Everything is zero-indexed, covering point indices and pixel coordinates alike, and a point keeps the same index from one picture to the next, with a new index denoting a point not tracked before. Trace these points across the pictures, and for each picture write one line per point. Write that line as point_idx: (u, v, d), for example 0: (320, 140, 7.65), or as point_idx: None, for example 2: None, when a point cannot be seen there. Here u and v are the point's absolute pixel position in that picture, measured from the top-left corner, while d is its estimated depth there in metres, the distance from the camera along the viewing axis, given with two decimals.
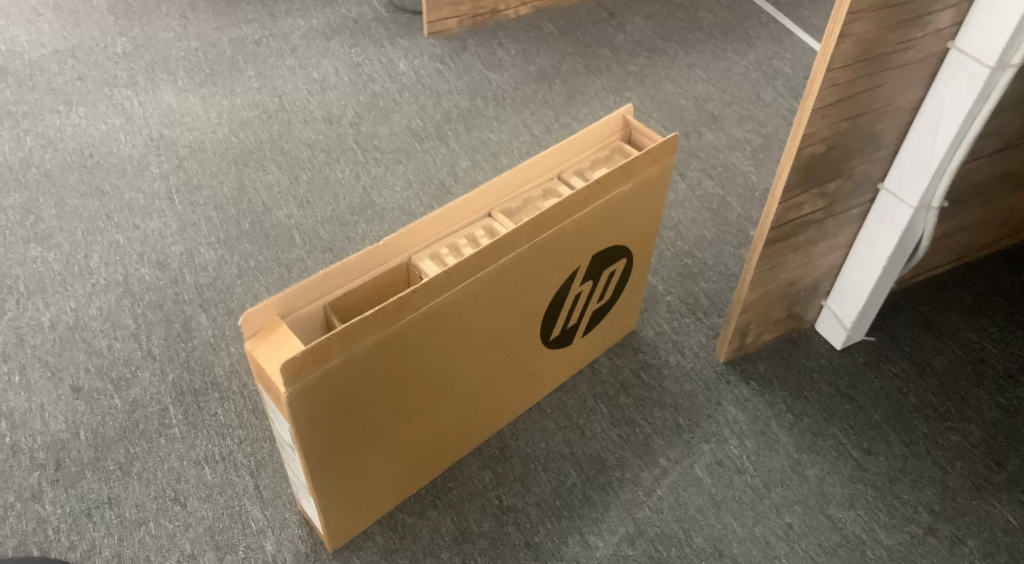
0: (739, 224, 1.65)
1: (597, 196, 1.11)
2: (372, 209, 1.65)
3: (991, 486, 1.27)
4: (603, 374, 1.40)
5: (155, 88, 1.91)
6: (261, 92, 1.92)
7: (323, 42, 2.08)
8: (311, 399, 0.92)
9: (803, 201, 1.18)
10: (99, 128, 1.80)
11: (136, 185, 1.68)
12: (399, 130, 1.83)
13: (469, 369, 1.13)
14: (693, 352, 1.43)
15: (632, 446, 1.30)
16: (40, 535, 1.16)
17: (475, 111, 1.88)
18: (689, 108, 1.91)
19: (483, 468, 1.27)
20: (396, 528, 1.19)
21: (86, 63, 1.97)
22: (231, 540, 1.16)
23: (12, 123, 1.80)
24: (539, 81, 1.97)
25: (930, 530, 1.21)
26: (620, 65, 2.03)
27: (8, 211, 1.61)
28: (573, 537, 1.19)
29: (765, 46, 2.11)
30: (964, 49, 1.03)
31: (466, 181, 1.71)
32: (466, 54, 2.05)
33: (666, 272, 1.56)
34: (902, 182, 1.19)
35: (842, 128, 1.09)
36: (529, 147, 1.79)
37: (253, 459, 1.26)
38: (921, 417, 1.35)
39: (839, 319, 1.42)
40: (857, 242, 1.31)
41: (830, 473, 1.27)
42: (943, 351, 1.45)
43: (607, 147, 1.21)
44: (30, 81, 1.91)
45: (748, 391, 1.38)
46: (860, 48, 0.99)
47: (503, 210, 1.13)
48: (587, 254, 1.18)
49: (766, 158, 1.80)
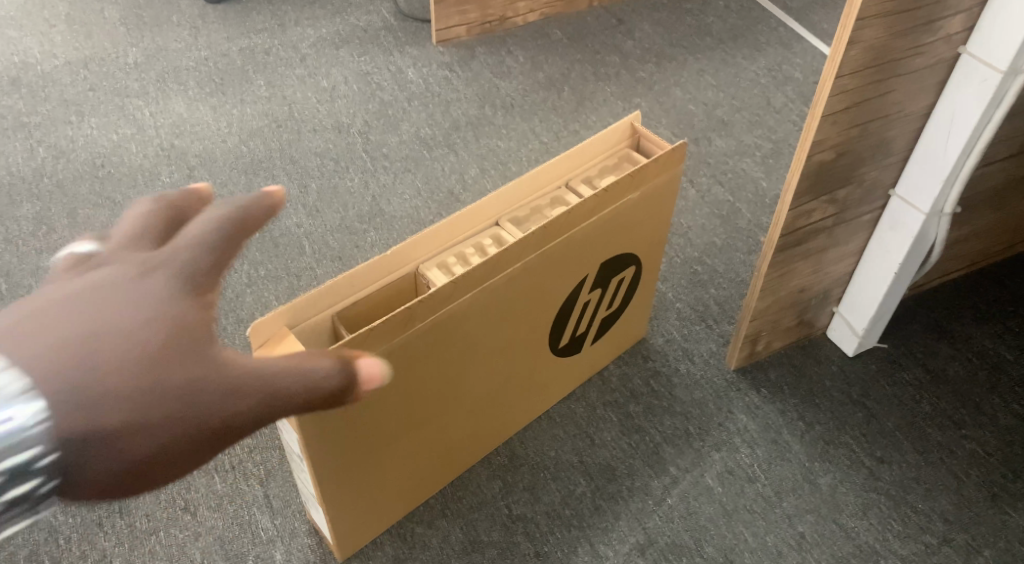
0: (749, 230, 1.64)
1: (606, 205, 1.11)
2: (381, 217, 1.65)
3: (1007, 496, 1.25)
4: (612, 382, 1.39)
5: (166, 98, 1.93)
6: (270, 101, 1.93)
7: (333, 51, 2.09)
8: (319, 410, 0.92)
9: (812, 208, 1.17)
10: (111, 138, 1.82)
11: (148, 195, 1.69)
12: (408, 138, 1.84)
13: (478, 377, 1.13)
14: (704, 359, 1.42)
15: (642, 454, 1.29)
16: (52, 545, 1.17)
17: (483, 119, 1.89)
18: (698, 115, 1.90)
19: (492, 477, 1.26)
20: (405, 538, 1.19)
21: (98, 74, 1.99)
22: (241, 549, 1.17)
23: (25, 135, 1.82)
24: (548, 88, 1.97)
25: (945, 540, 1.20)
26: (629, 72, 2.02)
27: (20, 221, 1.63)
28: (583, 547, 1.18)
29: (774, 51, 2.10)
30: (976, 54, 1.02)
31: (475, 189, 1.71)
32: (475, 62, 2.05)
33: (676, 279, 1.55)
34: (914, 188, 1.18)
35: (851, 136, 1.08)
36: (538, 155, 1.79)
37: (263, 469, 1.27)
38: (935, 425, 1.34)
39: (851, 326, 1.41)
40: (869, 248, 1.31)
41: (842, 482, 1.26)
42: (957, 357, 1.43)
43: (615, 155, 1.21)
44: (43, 92, 1.93)
45: (759, 399, 1.37)
46: (869, 54, 0.98)
47: (511, 218, 1.13)
48: (595, 263, 1.18)
49: (776, 163, 1.79)
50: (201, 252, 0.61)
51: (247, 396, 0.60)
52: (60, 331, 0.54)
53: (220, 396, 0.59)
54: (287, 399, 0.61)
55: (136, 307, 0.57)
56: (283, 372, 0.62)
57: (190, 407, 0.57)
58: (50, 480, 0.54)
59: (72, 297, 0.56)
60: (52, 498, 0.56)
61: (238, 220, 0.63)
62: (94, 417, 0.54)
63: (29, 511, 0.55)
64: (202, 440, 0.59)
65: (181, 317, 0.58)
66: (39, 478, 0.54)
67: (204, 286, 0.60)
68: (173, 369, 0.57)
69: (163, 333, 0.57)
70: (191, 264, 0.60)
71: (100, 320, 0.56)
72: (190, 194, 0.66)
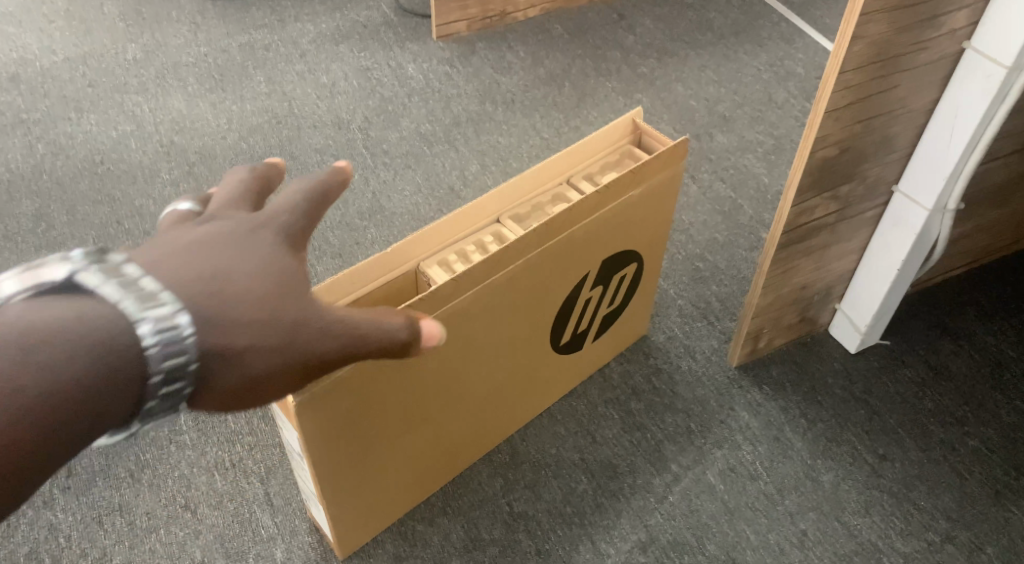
0: (751, 226, 1.64)
1: (607, 201, 1.10)
2: (381, 214, 1.65)
3: (1010, 493, 1.24)
4: (613, 379, 1.39)
5: (165, 94, 1.92)
6: (270, 97, 1.92)
7: (333, 46, 2.08)
8: (319, 408, 0.91)
9: (815, 204, 1.16)
10: (110, 134, 1.81)
11: (147, 192, 1.68)
12: (408, 134, 1.83)
13: (480, 375, 1.13)
14: (705, 356, 1.42)
15: (644, 452, 1.29)
16: (52, 543, 1.17)
17: (484, 115, 1.88)
18: (699, 110, 1.90)
19: (493, 475, 1.26)
20: (406, 535, 1.19)
21: (97, 70, 1.98)
22: (242, 547, 1.17)
23: (24, 131, 1.81)
24: (549, 84, 1.96)
25: (947, 537, 1.19)
26: (630, 67, 2.01)
27: (20, 218, 1.62)
28: (585, 545, 1.18)
29: (776, 47, 2.09)
30: (980, 49, 1.01)
31: (475, 186, 1.71)
32: (475, 57, 2.04)
33: (678, 276, 1.55)
34: (917, 184, 1.17)
35: (854, 132, 1.08)
36: (539, 151, 1.79)
37: (264, 466, 1.26)
38: (938, 422, 1.33)
39: (854, 322, 1.40)
40: (872, 244, 1.30)
41: (845, 479, 1.26)
42: (959, 354, 1.43)
43: (616, 151, 1.20)
44: (42, 88, 1.92)
45: (761, 396, 1.36)
46: (873, 49, 0.97)
47: (512, 215, 1.12)
48: (596, 260, 1.17)
49: (778, 159, 1.78)
50: (297, 212, 0.72)
51: (344, 332, 0.69)
52: (195, 265, 0.62)
53: (321, 332, 0.67)
54: (366, 342, 0.71)
55: (253, 252, 0.66)
56: (367, 318, 0.72)
57: (302, 336, 0.66)
58: (186, 388, 0.60)
59: (197, 243, 0.64)
60: (180, 406, 0.61)
61: (318, 198, 0.74)
62: (228, 335, 0.61)
63: (162, 415, 0.61)
64: (301, 369, 0.67)
65: (288, 263, 0.67)
66: (185, 382, 0.60)
67: (297, 243, 0.70)
68: (288, 302, 0.65)
69: (278, 273, 0.66)
70: (291, 222, 0.71)
71: (226, 260, 0.64)
72: (261, 171, 0.76)
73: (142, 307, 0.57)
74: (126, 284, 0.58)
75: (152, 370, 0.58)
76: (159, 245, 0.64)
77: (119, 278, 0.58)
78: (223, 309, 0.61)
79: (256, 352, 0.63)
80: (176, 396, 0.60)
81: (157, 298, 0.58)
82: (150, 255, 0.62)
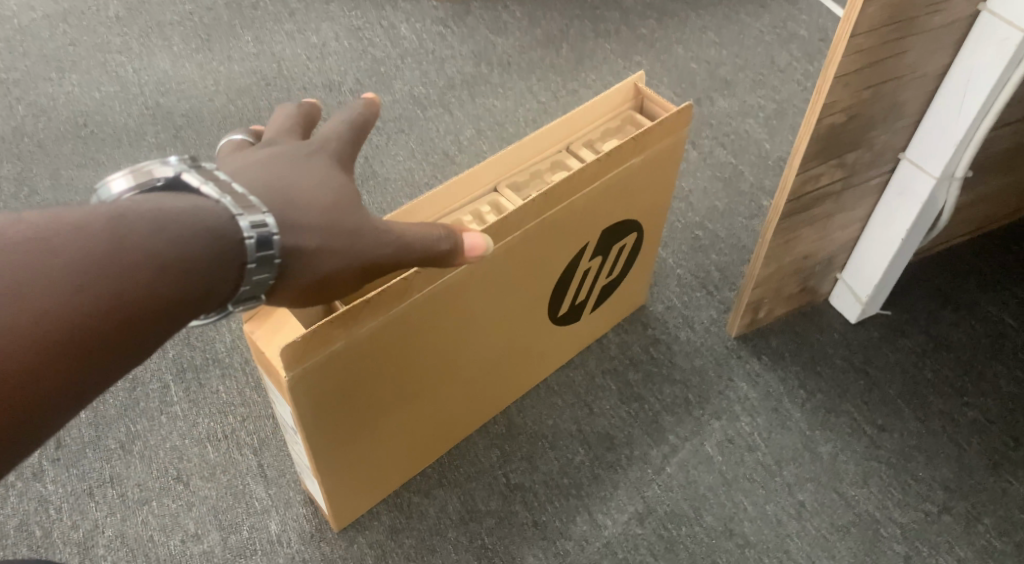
0: (752, 194, 1.61)
1: (608, 170, 1.07)
2: (374, 180, 1.61)
3: (1008, 463, 1.24)
4: (611, 349, 1.37)
5: (150, 54, 1.86)
6: (258, 58, 1.86)
7: (323, 5, 2.01)
8: (312, 383, 0.90)
9: (821, 172, 1.13)
10: (93, 96, 1.76)
11: (133, 155, 1.64)
12: (401, 97, 1.78)
13: (477, 347, 1.10)
14: (704, 326, 1.40)
15: (641, 423, 1.28)
16: (42, 515, 1.16)
17: (479, 77, 1.83)
18: (700, 74, 1.85)
19: (490, 446, 1.25)
20: (402, 507, 1.18)
21: (78, 28, 1.92)
22: (235, 519, 1.16)
23: (4, 93, 1.76)
24: (546, 46, 1.91)
25: (945, 508, 1.19)
26: (630, 28, 1.96)
27: (2, 183, 1.58)
28: (581, 516, 1.17)
29: (779, 7, 2.03)
30: (996, 12, 0.98)
31: (470, 151, 1.67)
32: (470, 18, 1.98)
33: (677, 245, 1.52)
34: (925, 152, 1.14)
35: (863, 98, 1.04)
36: (536, 116, 1.74)
37: (256, 438, 1.24)
38: (937, 393, 1.32)
39: (855, 293, 1.38)
40: (876, 213, 1.27)
41: (843, 450, 1.25)
42: (960, 324, 1.41)
43: (618, 117, 1.16)
44: (21, 48, 1.86)
45: (760, 366, 1.35)
46: (886, 12, 0.94)
47: (510, 184, 1.09)
48: (596, 230, 1.14)
49: (780, 125, 1.74)
50: (344, 138, 0.80)
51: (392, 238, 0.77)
52: (269, 179, 0.72)
53: (373, 240, 0.75)
54: (410, 250, 0.78)
55: (315, 168, 0.75)
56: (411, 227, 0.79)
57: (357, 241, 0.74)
58: (272, 279, 0.69)
59: (267, 162, 0.74)
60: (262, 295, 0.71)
61: (358, 127, 0.82)
62: (297, 239, 0.70)
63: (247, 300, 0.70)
64: (362, 271, 0.75)
65: (341, 180, 0.75)
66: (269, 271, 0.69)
67: (347, 165, 0.79)
68: (349, 211, 0.74)
69: (334, 187, 0.74)
70: (339, 146, 0.79)
71: (293, 174, 0.73)
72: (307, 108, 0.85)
73: (236, 205, 0.67)
74: (223, 188, 0.68)
75: (249, 258, 0.67)
76: (236, 162, 0.74)
77: (217, 182, 0.68)
78: (295, 214, 0.71)
79: (324, 252, 0.72)
80: (259, 288, 0.70)
81: (249, 200, 0.68)
82: (231, 172, 0.72)
